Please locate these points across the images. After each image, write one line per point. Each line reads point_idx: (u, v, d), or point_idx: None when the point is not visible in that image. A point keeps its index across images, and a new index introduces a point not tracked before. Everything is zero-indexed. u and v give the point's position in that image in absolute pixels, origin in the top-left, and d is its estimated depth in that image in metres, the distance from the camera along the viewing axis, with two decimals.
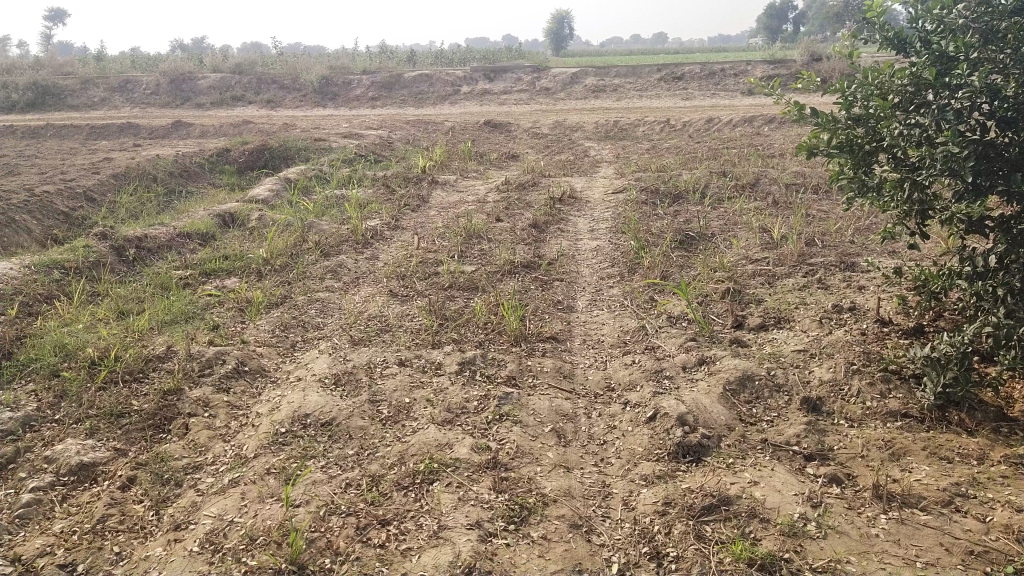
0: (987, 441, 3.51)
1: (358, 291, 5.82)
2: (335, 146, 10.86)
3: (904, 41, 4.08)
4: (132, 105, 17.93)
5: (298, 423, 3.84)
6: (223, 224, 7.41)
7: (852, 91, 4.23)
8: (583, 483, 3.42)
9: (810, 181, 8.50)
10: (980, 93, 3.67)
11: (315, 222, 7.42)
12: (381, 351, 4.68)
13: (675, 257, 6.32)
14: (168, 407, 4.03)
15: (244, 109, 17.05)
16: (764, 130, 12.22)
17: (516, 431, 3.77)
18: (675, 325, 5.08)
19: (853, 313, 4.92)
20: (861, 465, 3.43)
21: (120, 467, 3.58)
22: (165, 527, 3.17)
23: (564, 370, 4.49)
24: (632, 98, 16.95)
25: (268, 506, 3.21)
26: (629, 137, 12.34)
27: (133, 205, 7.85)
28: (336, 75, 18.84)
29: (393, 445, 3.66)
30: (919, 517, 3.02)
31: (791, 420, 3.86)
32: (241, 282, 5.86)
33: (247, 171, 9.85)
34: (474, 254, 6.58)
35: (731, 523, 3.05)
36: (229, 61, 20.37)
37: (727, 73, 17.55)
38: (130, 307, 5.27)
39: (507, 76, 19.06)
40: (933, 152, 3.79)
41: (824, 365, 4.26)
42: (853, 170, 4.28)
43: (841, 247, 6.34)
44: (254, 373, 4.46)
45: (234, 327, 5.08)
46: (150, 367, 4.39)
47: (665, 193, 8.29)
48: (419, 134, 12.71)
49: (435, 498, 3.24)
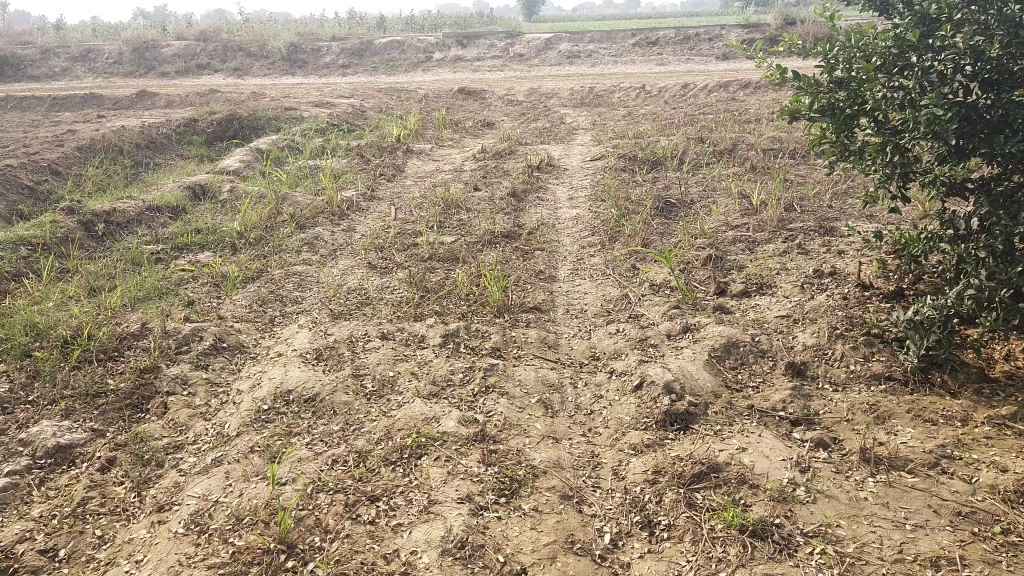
0: (971, 403, 3.54)
1: (336, 263, 5.72)
2: (307, 115, 10.64)
3: (886, 3, 4.03)
4: (95, 74, 17.41)
5: (281, 399, 3.77)
6: (193, 197, 7.23)
7: (834, 53, 4.14)
8: (572, 454, 3.40)
9: (787, 145, 8.48)
10: (963, 55, 3.69)
11: (289, 193, 7.26)
12: (362, 324, 4.61)
13: (655, 225, 6.29)
14: (145, 386, 3.93)
15: (211, 77, 16.62)
16: (739, 94, 12.17)
17: (503, 402, 3.74)
18: (658, 292, 5.05)
19: (834, 277, 4.93)
20: (847, 429, 3.45)
21: (98, 448, 3.49)
22: (148, 509, 3.11)
23: (548, 340, 4.45)
24: (607, 63, 16.78)
25: (253, 485, 3.15)
26: (605, 104, 12.23)
27: (100, 179, 7.62)
28: (304, 43, 18.42)
29: (378, 420, 3.61)
30: (907, 480, 3.05)
31: (776, 385, 3.87)
32: (215, 257, 5.72)
33: (217, 143, 9.60)
34: (453, 224, 6.49)
35: (722, 490, 3.06)
36: (194, 29, 19.83)
37: (701, 37, 17.40)
38: (102, 283, 5.13)
39: (480, 43, 18.77)
40: (916, 115, 3.78)
41: (808, 330, 4.27)
42: (835, 134, 4.24)
43: (820, 212, 6.35)
44: (233, 350, 4.37)
45: (210, 302, 4.96)
46: (125, 346, 4.27)
47: (643, 160, 8.23)
48: (392, 102, 12.47)
49: (423, 472, 3.21)
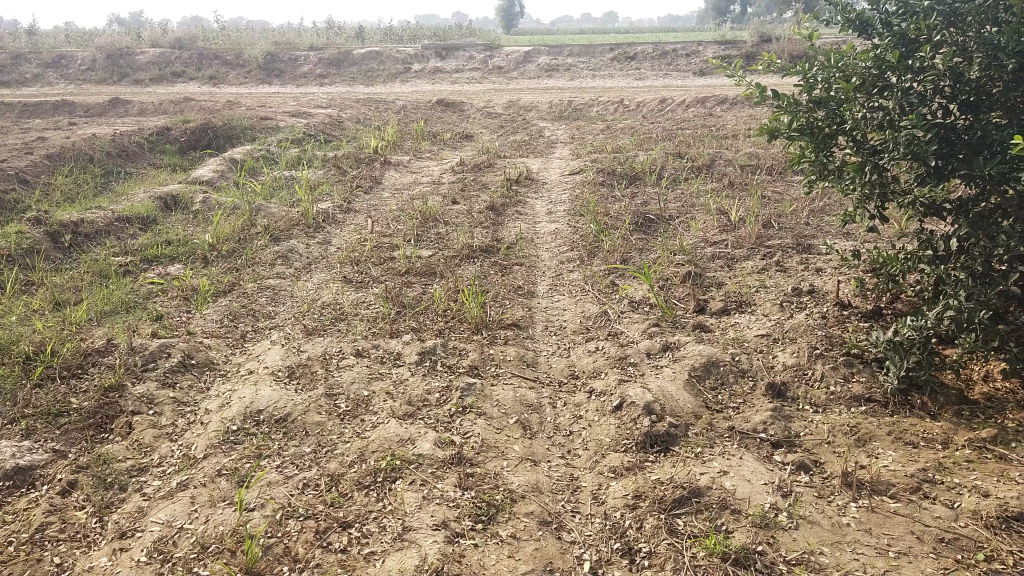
0: (951, 425, 3.52)
1: (311, 277, 5.61)
2: (283, 125, 10.51)
3: (865, 23, 4.03)
4: (67, 80, 17.10)
5: (251, 419, 3.65)
6: (165, 207, 7.08)
7: (814, 73, 4.14)
8: (550, 477, 3.32)
9: (764, 161, 8.52)
10: (943, 76, 3.69)
11: (263, 205, 7.14)
12: (337, 341, 4.50)
13: (634, 241, 6.25)
14: (110, 404, 3.80)
15: (186, 85, 16.40)
16: (716, 110, 12.24)
17: (480, 423, 3.66)
18: (637, 310, 5.01)
19: (813, 295, 4.92)
20: (828, 452, 3.42)
21: (60, 470, 3.35)
22: (110, 535, 2.98)
23: (527, 358, 4.38)
24: (585, 77, 16.84)
25: (220, 511, 3.03)
26: (583, 118, 12.24)
27: (69, 188, 7.44)
28: (281, 52, 18.28)
29: (352, 441, 3.51)
30: (889, 506, 3.01)
31: (756, 406, 3.83)
32: (186, 269, 5.59)
33: (190, 152, 9.43)
34: (431, 238, 6.41)
35: (703, 516, 3.01)
36: (169, 35, 19.61)
37: (679, 53, 17.55)
38: (67, 296, 4.97)
39: (459, 55, 18.75)
40: (897, 136, 3.75)
41: (788, 350, 4.25)
42: (814, 153, 4.23)
43: (797, 229, 6.36)
44: (202, 366, 4.24)
45: (180, 317, 4.83)
46: (90, 362, 4.13)
47: (622, 174, 8.21)
48: (370, 113, 12.38)
49: (397, 497, 3.11)
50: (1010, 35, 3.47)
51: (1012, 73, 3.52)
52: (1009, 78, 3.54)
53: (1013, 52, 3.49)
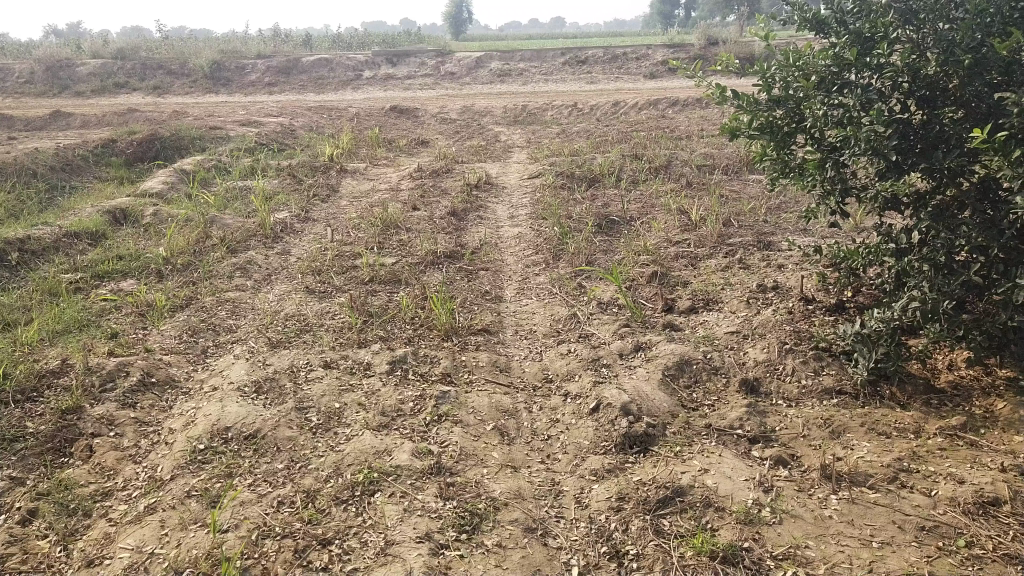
0: (921, 414, 3.58)
1: (272, 289, 5.47)
2: (234, 135, 10.29)
3: (822, 22, 4.01)
4: (4, 92, 16.50)
5: (218, 437, 3.52)
6: (114, 221, 6.84)
7: (772, 73, 4.13)
8: (532, 483, 3.28)
9: (719, 161, 8.63)
10: (901, 72, 3.70)
11: (218, 216, 6.95)
12: (304, 353, 4.39)
13: (598, 243, 6.25)
14: (69, 427, 3.63)
15: (129, 96, 15.95)
16: (669, 112, 12.39)
17: (457, 431, 3.59)
18: (606, 311, 5.00)
19: (777, 291, 4.97)
20: (805, 445, 3.45)
21: (17, 498, 3.17)
22: (76, 564, 2.83)
23: (500, 364, 4.34)
24: (538, 81, 16.89)
25: (192, 534, 2.91)
26: (538, 122, 12.26)
27: (12, 204, 7.14)
28: (227, 60, 17.90)
29: (326, 455, 3.41)
30: (869, 496, 3.04)
31: (731, 402, 3.84)
32: (140, 284, 5.39)
33: (138, 164, 9.15)
34: (393, 246, 6.31)
35: (688, 515, 3.00)
36: (111, 45, 19.10)
37: (629, 57, 17.74)
38: (17, 316, 4.75)
39: (410, 61, 18.63)
40: (857, 132, 3.75)
41: (758, 346, 4.28)
42: (776, 152, 4.25)
43: (757, 227, 6.44)
44: (163, 385, 4.09)
45: (136, 334, 4.65)
46: (45, 384, 3.94)
47: (581, 177, 8.21)
48: (323, 121, 12.20)
49: (378, 511, 3.03)
50: (965, 31, 3.55)
51: (968, 70, 3.57)
52: (965, 75, 3.59)
53: (967, 48, 3.57)
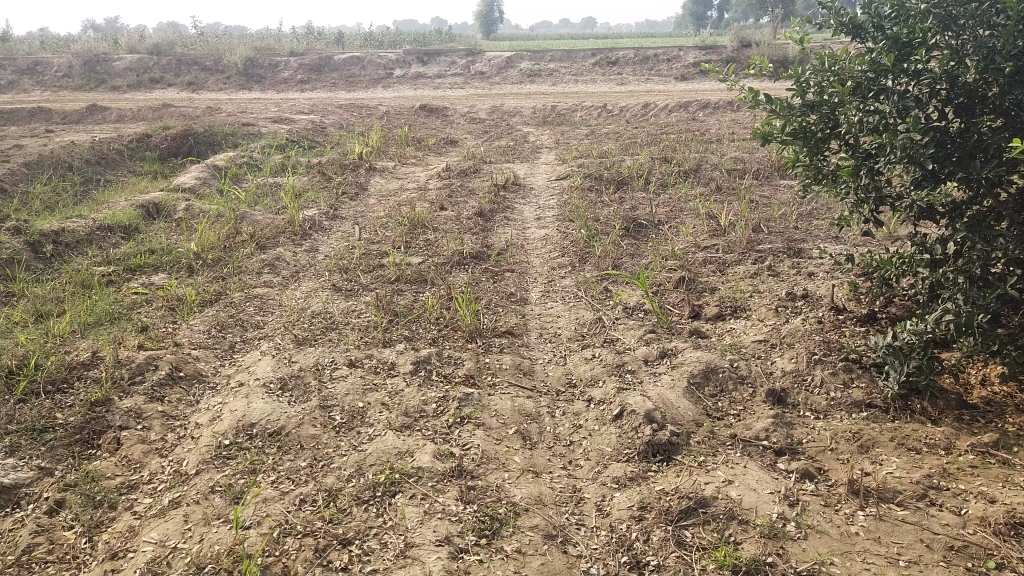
0: (953, 430, 3.50)
1: (299, 286, 5.51)
2: (265, 131, 10.39)
3: (859, 26, 3.97)
4: (44, 87, 16.82)
5: (243, 433, 3.56)
6: (147, 215, 6.94)
7: (806, 77, 4.09)
8: (553, 489, 3.27)
9: (750, 165, 8.53)
10: (939, 79, 3.59)
11: (247, 212, 7.02)
12: (329, 351, 4.41)
13: (625, 246, 6.21)
14: (97, 419, 3.68)
15: (164, 92, 16.18)
16: (699, 115, 12.28)
17: (479, 435, 3.59)
18: (632, 316, 4.96)
19: (807, 300, 4.89)
20: (832, 459, 3.39)
21: (46, 488, 3.23)
22: (101, 556, 2.87)
23: (523, 367, 4.32)
24: (568, 82, 16.83)
25: (214, 529, 2.94)
26: (567, 123, 12.22)
27: (48, 197, 7.28)
28: (261, 57, 18.09)
29: (348, 454, 3.43)
30: (897, 513, 2.98)
31: (757, 412, 3.79)
32: (170, 279, 5.47)
33: (171, 158, 9.28)
34: (420, 245, 6.32)
35: (711, 527, 2.97)
36: (147, 41, 19.41)
37: (661, 58, 17.63)
38: (50, 307, 4.85)
39: (441, 60, 18.67)
40: (893, 140, 3.66)
41: (786, 355, 4.21)
42: (809, 157, 4.19)
43: (787, 233, 6.35)
44: (190, 379, 4.14)
45: (166, 328, 4.71)
46: (75, 376, 4.00)
47: (609, 180, 8.16)
48: (353, 119, 12.28)
49: (398, 512, 3.03)
50: (1006, 38, 3.41)
51: (1009, 78, 3.45)
52: (1005, 83, 3.46)
53: (1009, 55, 3.42)
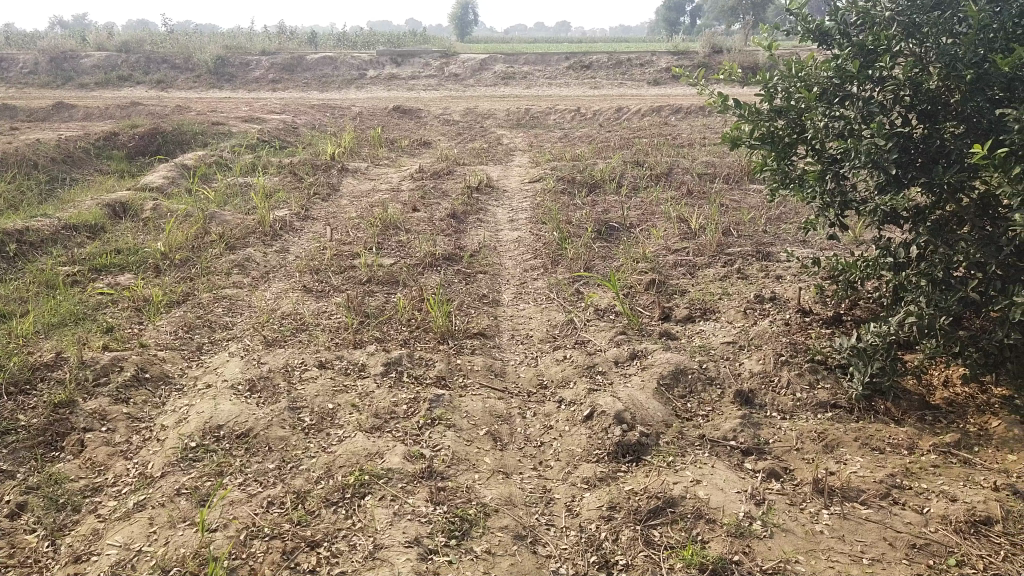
0: (915, 430, 3.58)
1: (269, 286, 5.46)
2: (236, 131, 10.28)
3: (825, 33, 3.99)
4: (8, 82, 16.48)
5: (210, 435, 3.51)
6: (114, 215, 6.84)
7: (774, 83, 4.11)
8: (523, 490, 3.28)
9: (721, 170, 8.62)
10: (903, 86, 3.70)
11: (217, 212, 6.94)
12: (299, 352, 4.37)
13: (597, 249, 6.24)
14: (60, 421, 3.61)
15: (132, 90, 15.95)
16: (671, 119, 12.39)
17: (449, 435, 3.59)
18: (603, 317, 4.99)
19: (775, 302, 4.96)
20: (798, 459, 3.44)
21: (7, 491, 3.16)
22: (63, 560, 2.82)
23: (494, 368, 4.32)
24: (542, 85, 16.88)
25: (180, 532, 2.90)
26: (541, 126, 12.26)
27: (12, 195, 7.14)
28: (233, 56, 17.91)
29: (318, 456, 3.40)
30: (860, 512, 3.04)
31: (725, 413, 3.83)
32: (137, 279, 5.38)
33: (139, 157, 9.14)
34: (392, 246, 6.30)
35: (679, 526, 3.00)
36: (116, 39, 19.14)
37: (634, 63, 17.75)
38: (12, 307, 4.75)
39: (415, 61, 18.61)
40: (857, 145, 3.72)
41: (754, 357, 4.26)
42: (776, 162, 4.22)
43: (756, 237, 6.43)
44: (156, 381, 4.07)
45: (132, 328, 4.64)
46: (38, 377, 3.93)
47: (582, 183, 8.19)
48: (326, 119, 12.20)
49: (368, 514, 3.02)
50: (968, 46, 3.52)
51: (970, 85, 3.55)
52: (966, 90, 3.57)
53: (970, 63, 3.52)
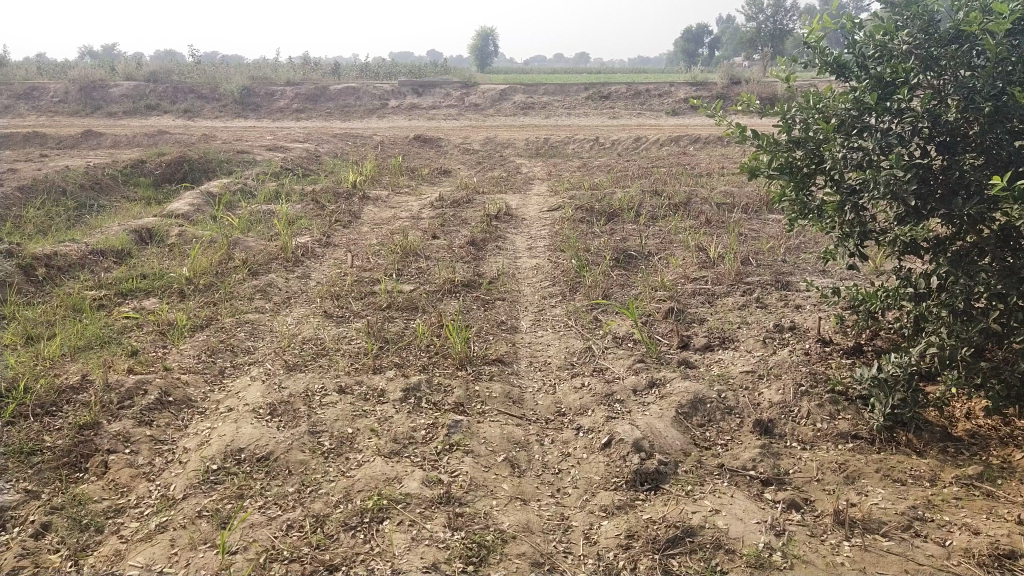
0: (937, 462, 3.54)
1: (290, 311, 5.53)
2: (260, 159, 10.46)
3: (843, 66, 4.01)
4: (39, 112, 16.85)
5: (231, 458, 3.55)
6: (140, 240, 6.96)
7: (792, 113, 4.18)
8: (541, 517, 3.27)
9: (739, 199, 8.65)
10: (921, 118, 3.70)
11: (240, 238, 7.05)
12: (319, 376, 4.42)
13: (615, 277, 6.26)
14: (85, 442, 3.67)
15: (159, 119, 16.28)
16: (689, 149, 12.46)
17: (467, 461, 3.60)
18: (621, 345, 5.00)
19: (794, 332, 4.94)
20: (819, 489, 3.41)
21: (32, 511, 3.21)
22: None
23: (513, 395, 4.34)
24: (561, 115, 17.05)
25: (201, 554, 2.93)
26: (560, 155, 12.36)
27: (42, 221, 7.29)
28: (258, 87, 18.26)
29: (337, 480, 3.43)
30: (882, 544, 3.00)
31: (745, 443, 3.81)
32: (161, 303, 5.48)
33: (165, 184, 9.32)
34: (411, 273, 6.36)
35: (697, 555, 2.98)
36: (144, 69, 19.57)
37: (652, 93, 17.91)
38: (40, 331, 4.84)
39: (436, 91, 18.86)
40: (876, 176, 3.69)
41: (773, 386, 4.24)
42: (795, 191, 4.23)
43: (775, 266, 6.43)
44: (180, 404, 4.13)
45: (155, 352, 4.71)
46: (64, 400, 4.00)
47: (600, 211, 8.24)
48: (348, 148, 12.38)
49: (386, 538, 3.03)
50: (985, 79, 3.56)
51: (988, 117, 3.57)
52: (985, 122, 3.59)
53: (988, 95, 3.55)
